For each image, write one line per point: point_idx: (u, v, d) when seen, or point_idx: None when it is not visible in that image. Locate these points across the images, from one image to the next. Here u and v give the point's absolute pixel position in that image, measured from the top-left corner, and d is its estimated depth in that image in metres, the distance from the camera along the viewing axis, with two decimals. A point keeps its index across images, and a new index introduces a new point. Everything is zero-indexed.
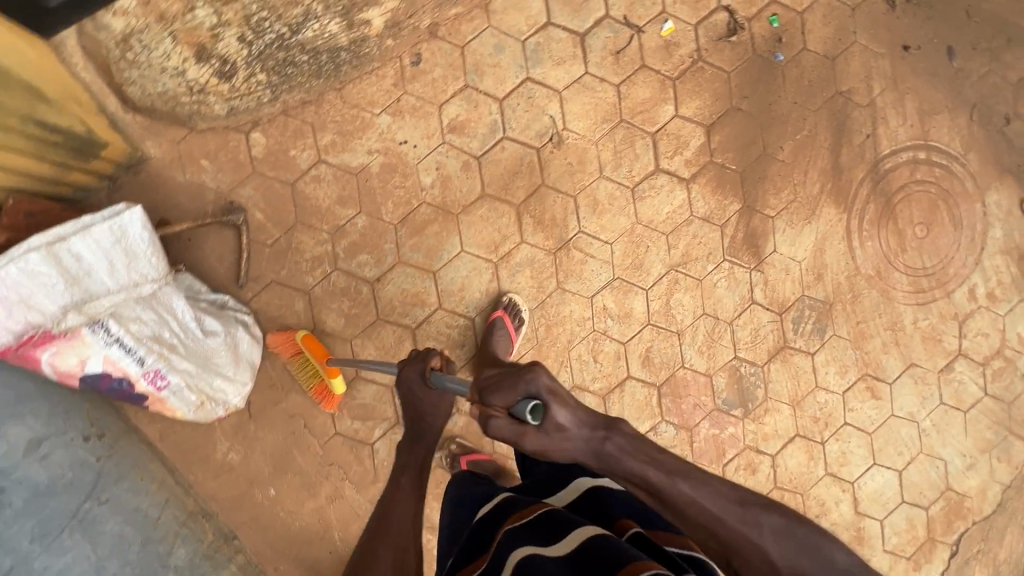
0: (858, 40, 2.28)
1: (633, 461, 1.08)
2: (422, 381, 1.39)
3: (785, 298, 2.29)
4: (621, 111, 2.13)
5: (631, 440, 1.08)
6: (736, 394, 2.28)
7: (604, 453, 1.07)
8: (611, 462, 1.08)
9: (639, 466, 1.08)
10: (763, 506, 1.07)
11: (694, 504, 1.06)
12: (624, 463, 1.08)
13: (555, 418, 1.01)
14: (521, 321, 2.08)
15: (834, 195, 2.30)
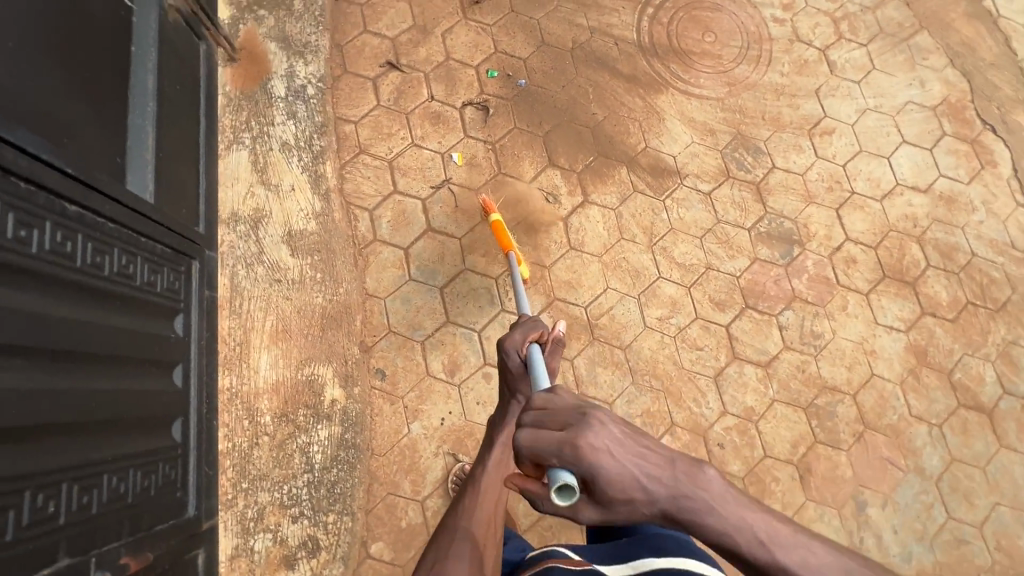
0: (537, 17, 2.65)
1: (729, 524, 0.88)
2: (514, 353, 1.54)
3: (718, 166, 2.54)
4: (506, 225, 2.38)
5: (719, 503, 0.88)
6: (781, 243, 2.47)
7: (678, 510, 0.89)
8: (693, 526, 0.89)
9: (733, 531, 0.88)
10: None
11: None
12: (708, 525, 0.88)
13: (606, 485, 0.89)
14: None
15: (651, 88, 2.61)
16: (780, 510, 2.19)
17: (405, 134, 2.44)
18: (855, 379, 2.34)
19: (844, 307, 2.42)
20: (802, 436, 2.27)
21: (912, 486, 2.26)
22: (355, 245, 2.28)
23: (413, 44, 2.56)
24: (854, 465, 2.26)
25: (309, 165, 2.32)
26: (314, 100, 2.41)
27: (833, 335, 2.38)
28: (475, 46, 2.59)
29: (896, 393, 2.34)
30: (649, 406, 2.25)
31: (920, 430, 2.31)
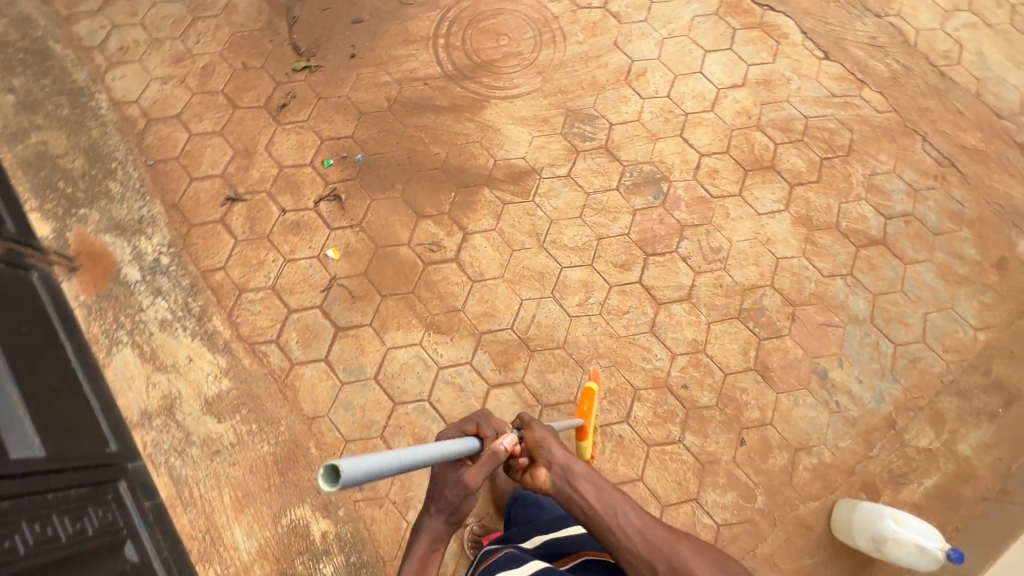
0: (345, 93, 2.72)
1: (597, 479, 1.46)
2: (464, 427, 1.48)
3: (565, 147, 2.67)
4: (406, 291, 2.42)
5: (591, 473, 1.47)
6: (649, 186, 2.63)
7: (569, 462, 1.49)
8: (575, 471, 1.47)
9: (598, 481, 1.45)
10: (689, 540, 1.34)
11: (634, 516, 1.36)
12: (583, 474, 1.46)
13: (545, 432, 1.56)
14: None
15: (475, 107, 2.72)
16: (760, 414, 2.31)
17: (275, 255, 2.44)
18: (766, 270, 2.51)
19: (727, 213, 2.59)
20: (748, 341, 2.40)
21: (855, 335, 2.43)
22: (276, 379, 2.26)
23: (242, 170, 2.57)
24: (801, 343, 2.41)
25: (196, 329, 2.28)
26: (173, 266, 2.38)
27: (729, 242, 2.55)
28: (301, 146, 2.63)
29: (804, 264, 2.53)
30: (608, 384, 2.32)
31: (838, 286, 2.50)
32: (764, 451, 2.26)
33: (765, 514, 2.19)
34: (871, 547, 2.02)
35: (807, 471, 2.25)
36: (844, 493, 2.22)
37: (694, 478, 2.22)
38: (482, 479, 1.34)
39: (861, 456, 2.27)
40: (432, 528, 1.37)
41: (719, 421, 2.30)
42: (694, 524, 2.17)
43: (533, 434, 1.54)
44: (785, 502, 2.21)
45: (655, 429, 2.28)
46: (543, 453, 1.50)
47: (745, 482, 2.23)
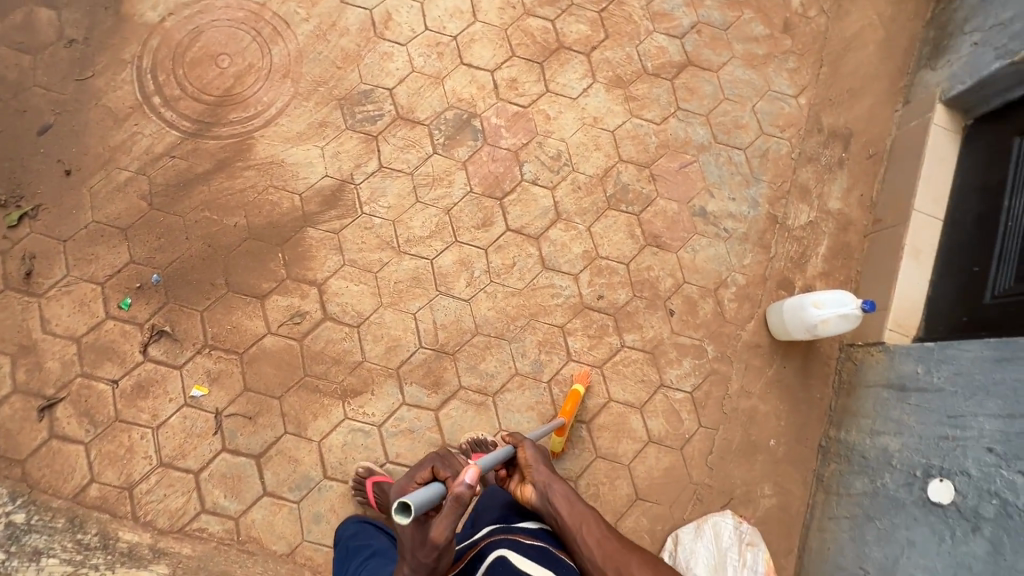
0: (89, 218, 2.20)
1: (569, 497, 1.54)
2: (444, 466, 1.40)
3: (360, 139, 2.36)
4: (299, 378, 2.16)
5: (567, 491, 1.55)
6: (463, 130, 2.41)
7: (548, 480, 1.59)
8: (551, 490, 1.56)
9: (571, 498, 1.53)
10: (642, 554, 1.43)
11: (597, 530, 1.46)
12: (558, 492, 1.55)
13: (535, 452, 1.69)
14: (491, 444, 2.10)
15: (243, 150, 2.31)
16: (673, 280, 2.38)
17: (139, 433, 2.08)
18: (609, 148, 2.45)
19: (547, 114, 2.46)
20: (629, 222, 2.40)
21: (710, 162, 2.50)
22: (230, 544, 2.03)
23: (34, 371, 2.09)
24: (672, 196, 2.45)
25: (110, 558, 1.95)
26: (35, 517, 1.96)
27: (565, 142, 2.44)
28: (82, 303, 2.14)
29: (638, 123, 2.49)
30: (536, 339, 2.27)
31: (675, 125, 2.51)
32: (692, 308, 2.36)
33: (720, 358, 2.34)
34: (802, 322, 2.16)
35: (734, 302, 2.39)
36: (769, 300, 2.39)
37: (652, 369, 2.30)
38: (450, 531, 1.25)
39: (765, 261, 2.43)
40: None
41: (645, 308, 2.34)
42: (674, 405, 2.28)
43: (523, 452, 1.68)
44: (730, 338, 2.36)
45: (598, 350, 2.29)
46: (530, 471, 1.65)
47: (692, 343, 2.34)
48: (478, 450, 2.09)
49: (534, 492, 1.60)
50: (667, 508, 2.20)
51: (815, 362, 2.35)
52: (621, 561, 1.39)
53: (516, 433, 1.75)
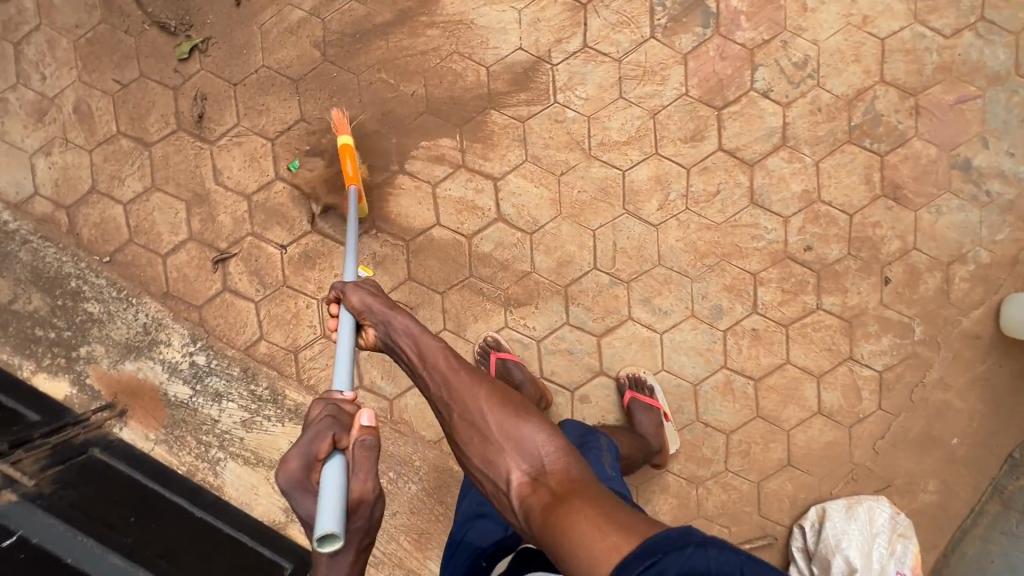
0: (259, 62, 1.98)
1: (415, 336, 1.38)
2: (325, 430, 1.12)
3: (564, 6, 1.93)
4: (464, 278, 2.04)
5: (406, 329, 1.39)
6: (691, 13, 1.92)
7: (391, 325, 1.40)
8: (396, 337, 1.40)
9: (414, 339, 1.38)
10: (507, 391, 1.30)
11: (443, 370, 1.32)
12: (407, 338, 1.39)
13: (366, 295, 1.44)
14: (649, 390, 2.01)
15: (428, 3, 1.95)
16: (902, 243, 1.99)
17: (305, 302, 2.07)
18: (870, 62, 1.93)
19: (803, 4, 1.91)
20: (869, 164, 1.96)
21: (998, 100, 1.93)
22: (384, 421, 2.09)
23: (207, 221, 2.05)
24: (933, 139, 1.95)
25: (279, 412, 2.05)
26: (214, 362, 2.06)
27: (817, 46, 1.92)
28: (252, 159, 2.02)
29: (918, 33, 1.91)
30: (722, 284, 2.02)
31: (967, 43, 1.91)
32: (913, 280, 2.00)
33: (927, 342, 2.03)
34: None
35: (968, 282, 2.00)
36: (1010, 288, 1.99)
37: (846, 340, 2.03)
38: (376, 482, 1.09)
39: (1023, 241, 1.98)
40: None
41: (857, 270, 2.00)
42: (857, 382, 2.05)
43: (351, 300, 1.43)
44: (947, 323, 2.02)
45: (788, 308, 2.03)
46: (365, 314, 1.43)
47: (901, 321, 2.02)
48: (634, 390, 2.01)
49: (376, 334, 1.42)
50: (819, 480, 2.09)
51: None
52: (463, 398, 1.27)
53: (336, 282, 1.50)
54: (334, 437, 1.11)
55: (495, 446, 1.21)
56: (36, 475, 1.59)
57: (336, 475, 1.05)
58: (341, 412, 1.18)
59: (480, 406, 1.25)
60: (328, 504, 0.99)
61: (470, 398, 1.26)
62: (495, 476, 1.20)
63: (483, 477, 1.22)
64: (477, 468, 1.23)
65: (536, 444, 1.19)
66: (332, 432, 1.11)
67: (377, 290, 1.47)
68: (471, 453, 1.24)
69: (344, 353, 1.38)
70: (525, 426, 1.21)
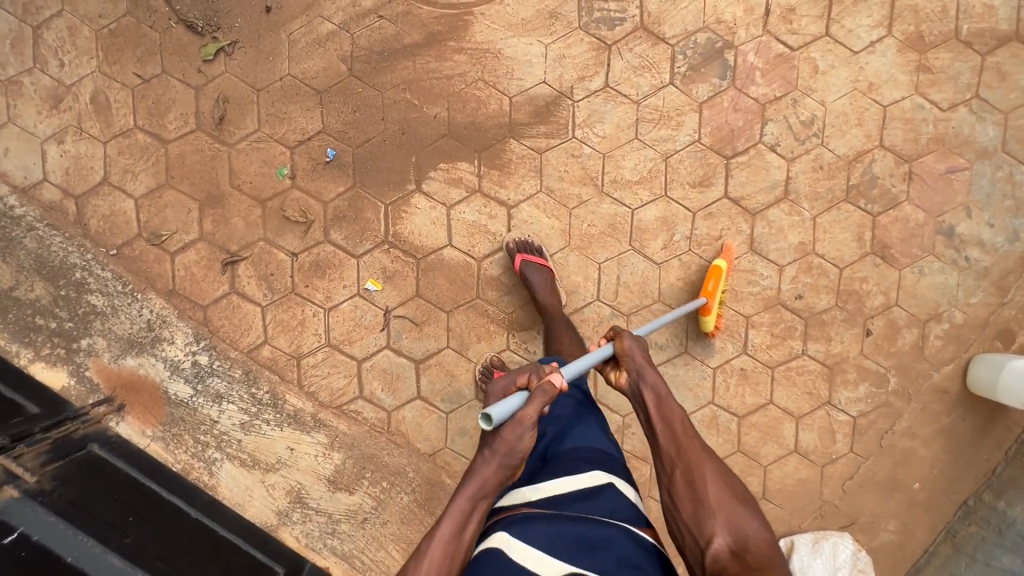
0: (285, 70, 2.00)
1: (665, 394, 1.38)
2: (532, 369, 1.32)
3: (590, 45, 1.99)
4: (471, 298, 2.09)
5: (658, 382, 1.40)
6: (710, 64, 2.00)
7: (645, 376, 1.41)
8: (644, 386, 1.40)
9: (664, 397, 1.37)
10: (730, 475, 1.28)
11: (683, 431, 1.32)
12: (655, 393, 1.38)
13: (632, 343, 1.46)
14: (530, 246, 2.01)
15: (458, 29, 1.98)
16: (885, 299, 2.12)
17: (312, 310, 2.10)
18: (872, 127, 2.04)
19: (816, 66, 2.01)
20: (862, 223, 2.08)
21: (984, 174, 2.07)
22: (381, 431, 2.14)
23: (219, 223, 2.06)
24: (922, 204, 2.08)
25: (279, 416, 2.09)
26: (216, 362, 2.08)
27: (825, 108, 2.03)
28: (269, 165, 2.04)
29: (918, 104, 2.03)
30: (716, 324, 2.12)
31: (961, 117, 2.04)
32: (892, 334, 2.13)
33: (899, 392, 2.16)
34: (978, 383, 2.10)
35: (942, 340, 2.14)
36: (979, 348, 2.14)
37: (826, 385, 2.16)
38: (536, 416, 1.22)
39: (994, 306, 2.12)
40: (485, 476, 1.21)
41: (842, 321, 2.13)
42: (833, 426, 2.18)
43: (622, 341, 1.46)
44: (920, 377, 2.16)
45: (776, 351, 2.14)
46: (625, 359, 1.45)
47: (877, 371, 2.15)
48: (522, 251, 2.01)
49: (626, 379, 1.44)
50: (790, 513, 2.22)
51: (1000, 424, 2.16)
52: (692, 459, 1.28)
53: (616, 325, 1.51)
54: (530, 379, 1.30)
55: (709, 510, 1.21)
56: (37, 472, 1.60)
57: (518, 399, 1.24)
58: (549, 369, 1.33)
59: (708, 479, 1.25)
60: (509, 402, 1.21)
61: (700, 467, 1.27)
62: (698, 537, 1.20)
63: (684, 532, 1.23)
64: (681, 520, 1.24)
65: (750, 526, 1.19)
66: (530, 375, 1.30)
67: (645, 344, 1.48)
68: (679, 505, 1.25)
69: (581, 363, 1.42)
70: (742, 508, 1.22)
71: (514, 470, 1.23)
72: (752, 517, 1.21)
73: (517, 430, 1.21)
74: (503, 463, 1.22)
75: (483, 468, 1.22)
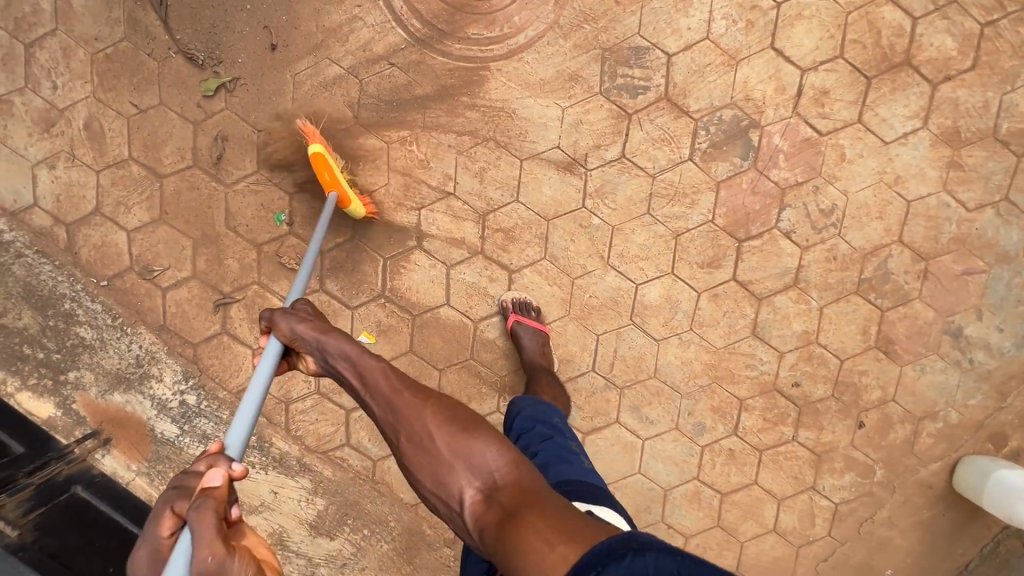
0: (287, 111, 1.90)
1: (357, 360, 1.28)
2: (173, 495, 1.03)
3: (609, 112, 1.89)
4: (464, 359, 2.05)
5: (342, 350, 1.29)
6: (732, 143, 1.91)
7: (327, 347, 1.29)
8: (332, 358, 1.29)
9: (356, 362, 1.28)
10: (457, 406, 1.20)
11: (389, 386, 1.23)
12: (348, 359, 1.28)
13: (298, 323, 1.32)
14: (528, 308, 1.98)
15: (473, 83, 1.88)
16: (882, 393, 2.09)
17: None
18: (893, 221, 1.96)
19: (843, 153, 1.92)
20: (869, 317, 2.03)
21: (1001, 278, 2.00)
22: (365, 479, 2.14)
23: (213, 263, 2.01)
24: (933, 303, 2.02)
25: (264, 460, 2.11)
26: (204, 403, 2.06)
27: (847, 198, 1.94)
28: (267, 208, 1.97)
29: (943, 202, 1.95)
30: (709, 404, 2.10)
31: (986, 219, 1.96)
32: (885, 428, 2.12)
33: (885, 484, 2.16)
34: (966, 484, 2.07)
35: (934, 437, 2.12)
36: (969, 449, 2.12)
37: (812, 470, 2.15)
38: (216, 537, 0.94)
39: (991, 409, 2.09)
40: None
41: (836, 411, 2.10)
42: (814, 510, 2.18)
43: (283, 329, 1.32)
44: (908, 470, 2.15)
45: (766, 434, 2.12)
46: (299, 343, 1.32)
47: (865, 462, 2.14)
48: (519, 312, 1.98)
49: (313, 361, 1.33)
50: None
51: (981, 523, 2.17)
52: (411, 421, 1.18)
53: (265, 310, 1.37)
54: (175, 512, 1.02)
55: (446, 466, 1.12)
56: (19, 523, 1.65)
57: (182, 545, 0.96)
58: (198, 474, 1.07)
59: (427, 425, 1.16)
60: None
61: (415, 418, 1.18)
62: (450, 499, 1.12)
63: (435, 498, 1.15)
64: (428, 489, 1.15)
65: (487, 460, 1.10)
66: (173, 505, 1.02)
67: (308, 315, 1.36)
68: (420, 474, 1.16)
69: (256, 386, 1.23)
70: (472, 437, 1.13)
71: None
72: (491, 442, 1.13)
73: None
74: None
75: None
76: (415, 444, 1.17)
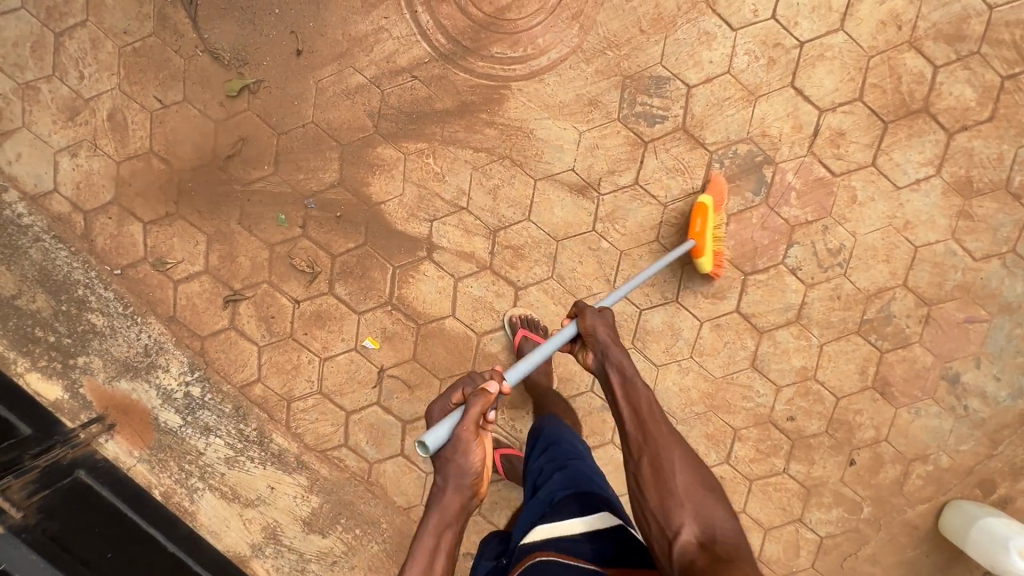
0: (309, 117, 1.93)
1: (635, 381, 1.35)
2: (466, 383, 1.27)
3: (626, 139, 1.91)
4: (465, 371, 2.07)
5: (627, 364, 1.38)
6: (745, 178, 1.93)
7: (613, 356, 1.40)
8: (611, 365, 1.38)
9: (633, 379, 1.35)
10: (700, 467, 1.24)
11: (653, 414, 1.30)
12: (627, 373, 1.36)
13: (597, 325, 1.45)
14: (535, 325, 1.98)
15: (493, 101, 1.90)
16: (875, 433, 2.11)
17: (307, 357, 2.09)
18: (899, 265, 1.98)
19: (855, 195, 1.93)
20: (868, 357, 2.05)
21: (1001, 328, 2.02)
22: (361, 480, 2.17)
23: (225, 259, 2.04)
24: (932, 348, 2.04)
25: (263, 455, 2.11)
26: (208, 396, 2.10)
27: (855, 239, 1.96)
28: (282, 209, 1.99)
29: (950, 250, 1.96)
30: (703, 431, 2.13)
31: (991, 270, 1.97)
32: (875, 466, 2.14)
33: (871, 521, 2.19)
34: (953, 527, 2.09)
35: (923, 479, 2.15)
36: (957, 493, 2.14)
37: (801, 503, 2.18)
38: (474, 430, 1.19)
39: (982, 456, 2.11)
40: (446, 505, 1.18)
41: (828, 447, 2.13)
42: (800, 542, 2.21)
43: (586, 319, 1.46)
44: (895, 510, 2.17)
45: (758, 464, 2.15)
46: (590, 338, 1.45)
47: (854, 498, 2.17)
48: (526, 329, 1.98)
49: (592, 359, 1.44)
50: None
51: (964, 567, 2.18)
52: (661, 446, 1.25)
53: (579, 301, 1.52)
54: (464, 392, 1.26)
55: (677, 501, 1.18)
56: (22, 505, 1.69)
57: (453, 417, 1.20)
58: (480, 378, 1.28)
59: (675, 465, 1.22)
60: (443, 425, 1.18)
61: (666, 452, 1.24)
62: (666, 528, 1.16)
63: (648, 518, 1.20)
64: (648, 510, 1.20)
65: (716, 517, 1.16)
66: (463, 388, 1.27)
67: (612, 321, 1.48)
68: (646, 493, 1.22)
69: (543, 352, 1.42)
70: (708, 497, 1.20)
71: (474, 492, 1.20)
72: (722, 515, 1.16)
73: (465, 450, 1.18)
74: (465, 487, 1.19)
75: (444, 500, 1.19)
76: (654, 470, 1.23)
